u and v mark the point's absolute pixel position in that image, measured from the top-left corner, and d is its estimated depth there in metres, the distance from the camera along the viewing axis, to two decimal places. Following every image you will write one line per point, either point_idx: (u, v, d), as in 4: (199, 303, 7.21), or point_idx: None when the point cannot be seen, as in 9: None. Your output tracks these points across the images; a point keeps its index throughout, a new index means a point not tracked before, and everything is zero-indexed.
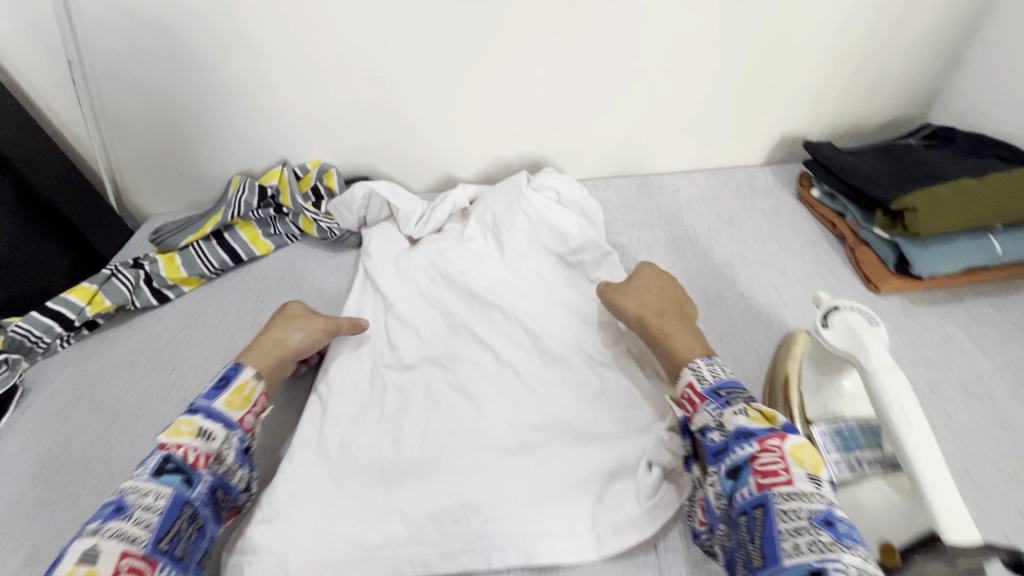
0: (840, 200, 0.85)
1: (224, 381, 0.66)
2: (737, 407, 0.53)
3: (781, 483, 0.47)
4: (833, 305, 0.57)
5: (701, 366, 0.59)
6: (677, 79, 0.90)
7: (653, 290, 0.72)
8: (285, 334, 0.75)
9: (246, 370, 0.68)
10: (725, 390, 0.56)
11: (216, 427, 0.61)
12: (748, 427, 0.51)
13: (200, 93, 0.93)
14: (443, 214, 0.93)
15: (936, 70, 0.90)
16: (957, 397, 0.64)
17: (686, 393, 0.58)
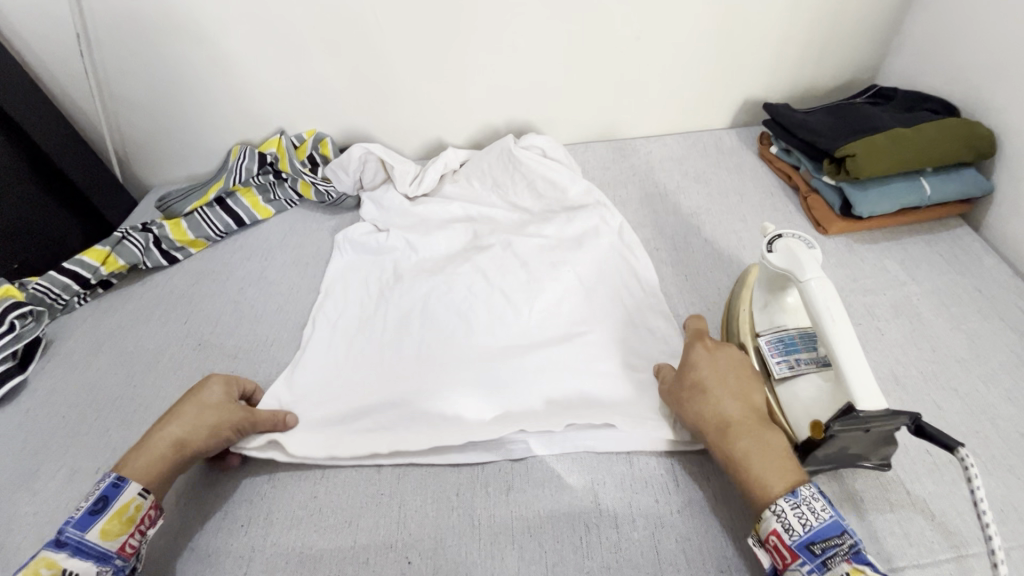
0: (795, 154, 0.93)
1: (99, 504, 0.53)
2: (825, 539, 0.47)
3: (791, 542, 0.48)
4: (778, 234, 0.65)
5: (790, 503, 0.49)
6: (647, 48, 0.98)
7: (717, 376, 0.60)
8: (171, 428, 0.60)
9: (131, 484, 0.56)
10: (819, 539, 0.47)
11: (84, 566, 0.51)
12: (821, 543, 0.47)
13: (198, 66, 0.98)
14: (435, 174, 0.99)
15: (881, 35, 0.98)
16: (890, 316, 0.73)
17: (771, 540, 0.49)
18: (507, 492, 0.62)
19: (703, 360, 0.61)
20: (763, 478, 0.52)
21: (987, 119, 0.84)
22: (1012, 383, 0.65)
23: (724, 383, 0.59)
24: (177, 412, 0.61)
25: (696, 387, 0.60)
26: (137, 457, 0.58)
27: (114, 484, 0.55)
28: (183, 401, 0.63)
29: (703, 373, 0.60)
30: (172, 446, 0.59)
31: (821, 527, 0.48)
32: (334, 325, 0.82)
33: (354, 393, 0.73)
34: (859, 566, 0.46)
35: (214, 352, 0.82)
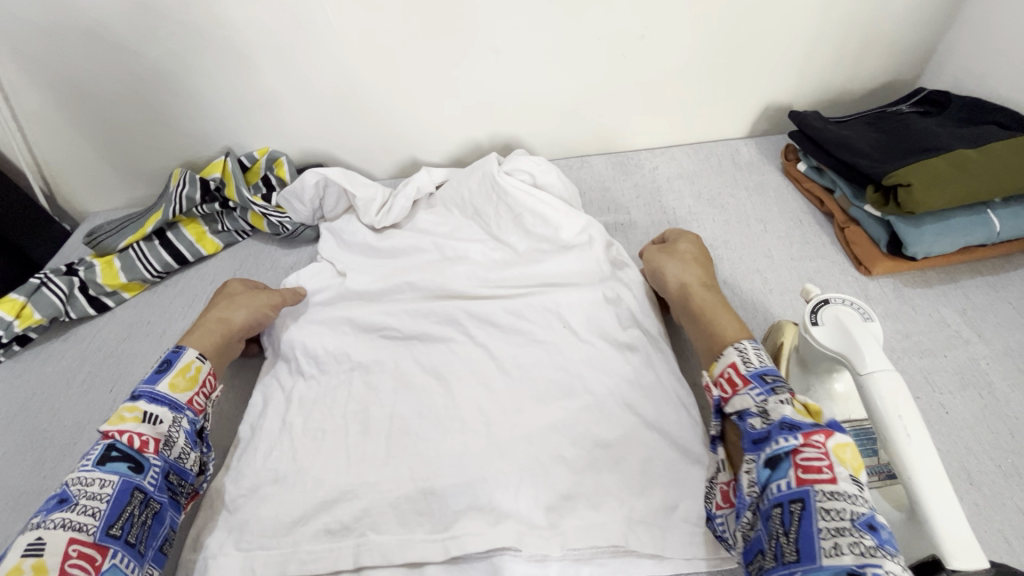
0: (828, 174, 0.79)
1: (166, 365, 0.61)
2: (785, 398, 0.48)
3: (825, 480, 0.42)
4: (826, 300, 0.52)
5: (748, 348, 0.53)
6: (652, 48, 0.83)
7: (693, 255, 0.70)
8: (227, 313, 0.70)
9: (190, 351, 0.63)
10: (772, 376, 0.51)
11: (162, 410, 0.57)
12: (794, 417, 0.46)
13: (123, 77, 0.83)
14: (406, 201, 0.85)
15: (930, 29, 0.83)
16: (954, 388, 0.59)
17: (725, 373, 0.53)
18: None
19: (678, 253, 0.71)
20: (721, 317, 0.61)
21: None
22: None
23: (701, 268, 0.68)
24: (219, 315, 0.69)
25: (689, 258, 0.69)
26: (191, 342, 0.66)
27: (177, 349, 0.63)
28: (223, 296, 0.72)
29: (687, 251, 0.70)
30: (224, 329, 0.68)
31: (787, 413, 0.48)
32: (284, 393, 0.69)
33: (302, 489, 0.60)
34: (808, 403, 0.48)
35: None
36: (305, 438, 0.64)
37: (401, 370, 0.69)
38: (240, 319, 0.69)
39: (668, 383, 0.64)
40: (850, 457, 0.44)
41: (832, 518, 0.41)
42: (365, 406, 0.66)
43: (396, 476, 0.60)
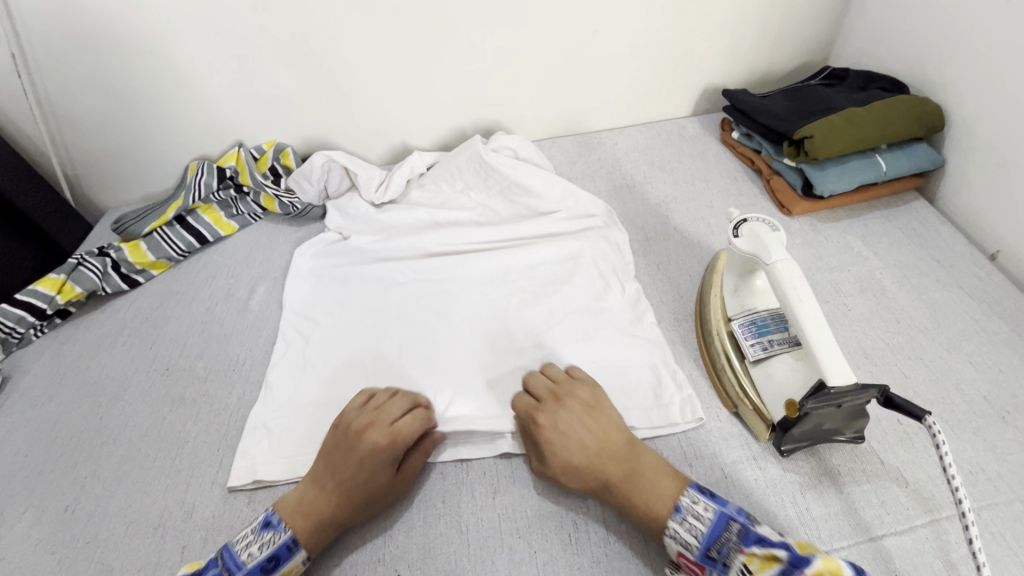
0: (755, 138, 0.95)
1: (271, 563, 0.54)
2: (737, 565, 0.50)
3: None
4: (743, 219, 0.66)
5: (677, 530, 0.53)
6: (605, 41, 0.98)
7: (571, 458, 0.58)
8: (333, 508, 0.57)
9: (298, 552, 0.55)
10: (715, 548, 0.52)
11: None
12: None
13: (147, 81, 0.94)
14: (402, 179, 0.98)
15: (830, 17, 1.01)
16: (855, 292, 0.75)
17: (681, 561, 0.53)
18: (494, 495, 0.62)
19: (553, 421, 0.60)
20: (653, 494, 0.56)
21: (933, 95, 0.87)
22: (972, 347, 0.67)
23: (579, 454, 0.58)
24: (351, 496, 0.57)
25: (566, 467, 0.58)
26: (314, 513, 0.56)
27: (288, 546, 0.55)
28: (376, 486, 0.58)
29: (555, 463, 0.59)
30: (353, 509, 0.57)
31: (710, 529, 0.53)
32: (307, 336, 0.80)
33: (333, 406, 0.72)
34: (758, 551, 0.50)
35: (183, 376, 0.79)
36: (330, 369, 0.76)
37: (407, 313, 0.81)
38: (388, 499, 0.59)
39: (630, 304, 0.77)
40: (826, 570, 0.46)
41: None
42: (379, 341, 0.78)
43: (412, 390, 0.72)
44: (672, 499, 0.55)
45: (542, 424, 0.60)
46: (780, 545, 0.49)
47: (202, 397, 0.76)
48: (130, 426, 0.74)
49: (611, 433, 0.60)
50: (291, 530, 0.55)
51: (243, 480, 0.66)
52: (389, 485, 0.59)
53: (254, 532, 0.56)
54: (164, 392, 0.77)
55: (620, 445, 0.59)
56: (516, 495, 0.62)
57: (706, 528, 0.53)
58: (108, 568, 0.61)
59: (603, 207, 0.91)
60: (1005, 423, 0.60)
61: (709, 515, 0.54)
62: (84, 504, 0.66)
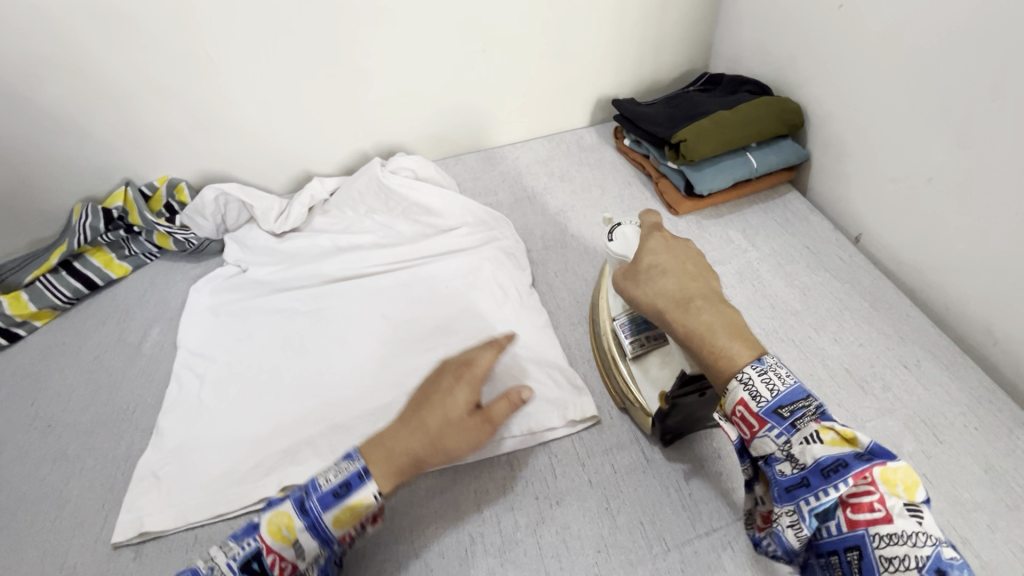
0: (643, 144, 0.99)
1: (343, 490, 0.52)
2: (807, 432, 0.48)
3: (880, 520, 0.43)
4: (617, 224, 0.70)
5: (753, 376, 0.51)
6: (494, 58, 1.01)
7: (665, 270, 0.61)
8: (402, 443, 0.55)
9: (371, 483, 0.52)
10: (788, 409, 0.49)
11: (312, 544, 0.51)
12: (824, 454, 0.46)
13: (16, 123, 0.89)
14: (302, 208, 0.97)
15: (703, 27, 1.08)
16: (735, 283, 0.79)
17: (738, 410, 0.51)
18: (392, 517, 0.60)
19: (665, 239, 0.65)
20: (719, 342, 0.55)
21: (794, 96, 0.94)
22: (837, 325, 0.72)
23: (668, 266, 0.62)
24: (432, 425, 0.56)
25: (652, 269, 0.62)
26: (381, 447, 0.55)
27: (360, 475, 0.52)
28: (452, 409, 0.57)
29: (645, 260, 0.63)
30: (426, 445, 0.55)
31: (788, 393, 0.50)
32: (202, 375, 0.78)
33: (228, 446, 0.69)
34: (834, 428, 0.47)
35: (67, 431, 0.74)
36: (226, 408, 0.73)
37: (307, 341, 0.80)
38: (459, 440, 0.56)
39: (528, 314, 0.79)
40: (900, 476, 0.45)
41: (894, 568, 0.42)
42: (278, 374, 0.76)
43: (310, 420, 0.71)
44: (752, 356, 0.53)
45: (667, 229, 0.66)
46: (867, 441, 0.46)
47: (87, 451, 0.72)
48: (4, 492, 0.68)
49: (713, 284, 0.61)
50: (365, 460, 0.53)
51: (128, 534, 0.62)
52: (472, 414, 0.57)
53: (337, 462, 0.54)
54: (45, 450, 0.72)
55: (712, 294, 0.59)
56: (414, 515, 0.60)
57: (783, 390, 0.50)
58: None
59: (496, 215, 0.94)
60: (865, 392, 0.65)
61: (789, 381, 0.51)
62: None
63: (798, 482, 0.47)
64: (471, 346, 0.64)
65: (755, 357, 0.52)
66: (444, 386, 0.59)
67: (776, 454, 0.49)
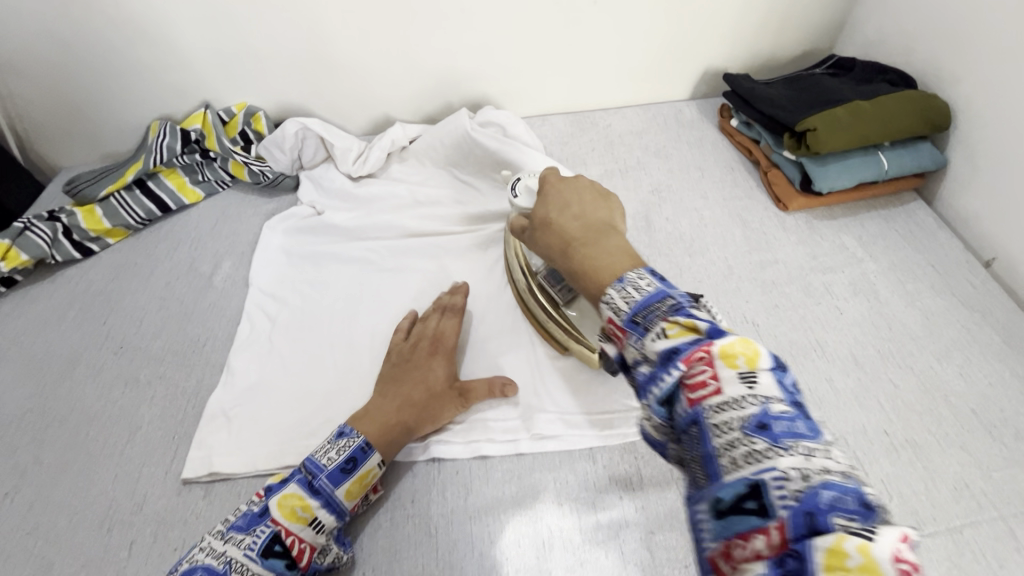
0: (755, 127, 0.90)
1: (350, 464, 0.54)
2: (654, 329, 0.41)
3: (710, 394, 0.37)
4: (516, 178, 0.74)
5: (612, 293, 0.44)
6: (604, 13, 0.92)
7: (557, 223, 0.57)
8: (387, 414, 0.58)
9: (373, 453, 0.55)
10: (641, 314, 0.42)
11: (329, 519, 0.52)
12: (667, 345, 0.39)
13: (98, 29, 0.85)
14: (381, 152, 0.92)
15: (841, 2, 0.96)
16: (847, 295, 0.72)
17: (607, 327, 0.44)
18: (465, 496, 0.58)
19: (556, 184, 0.62)
20: (596, 255, 0.51)
21: (939, 93, 0.84)
22: (962, 358, 0.66)
23: (556, 212, 0.59)
24: (420, 400, 0.60)
25: (544, 223, 0.59)
26: (370, 417, 0.58)
27: (365, 449, 0.55)
28: (435, 380, 0.61)
29: (538, 213, 0.60)
30: (416, 415, 0.59)
31: (645, 298, 0.43)
32: (274, 318, 0.76)
33: (299, 396, 0.67)
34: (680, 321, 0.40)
35: (138, 355, 0.74)
36: (299, 355, 0.71)
37: (383, 297, 0.77)
38: (446, 408, 0.61)
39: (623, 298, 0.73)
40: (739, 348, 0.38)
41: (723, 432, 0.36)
42: (351, 327, 0.74)
43: None
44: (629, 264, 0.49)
45: (554, 179, 0.63)
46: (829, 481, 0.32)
47: (158, 379, 0.71)
48: (78, 408, 0.69)
49: (601, 216, 0.58)
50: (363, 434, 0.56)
51: (200, 470, 0.62)
52: (453, 385, 0.62)
53: (334, 439, 0.56)
54: (117, 371, 0.72)
55: (602, 223, 0.56)
56: (490, 496, 0.58)
57: (757, 410, 0.36)
58: (50, 562, 0.57)
59: None
60: (991, 438, 0.59)
61: (648, 288, 0.44)
62: (25, 491, 0.62)
63: (648, 380, 0.40)
64: (436, 314, 0.68)
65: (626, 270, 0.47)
66: (422, 358, 0.63)
67: (638, 359, 0.41)
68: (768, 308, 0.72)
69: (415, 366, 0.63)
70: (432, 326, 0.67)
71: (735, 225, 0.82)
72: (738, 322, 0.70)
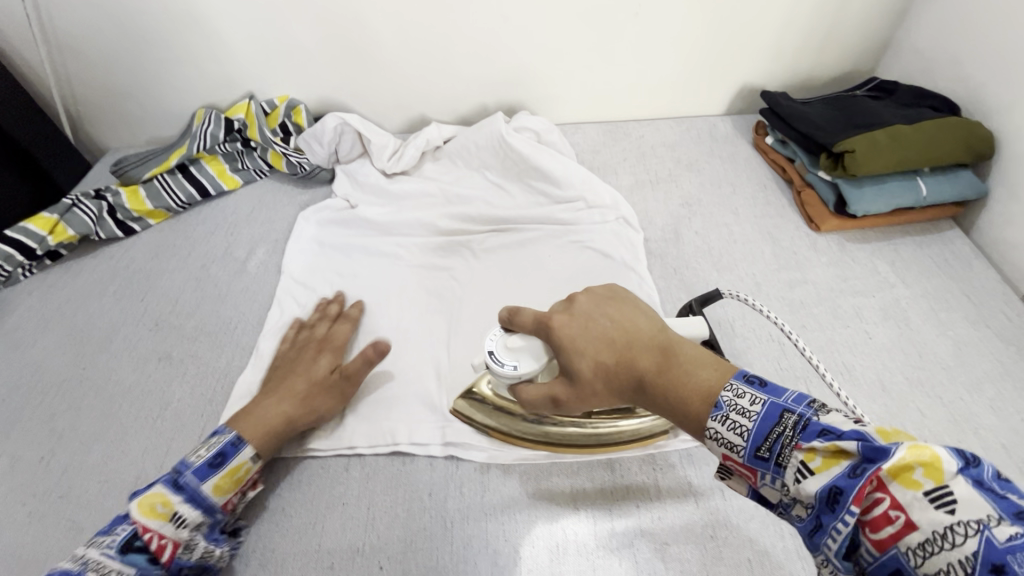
0: (790, 146, 0.90)
1: (218, 459, 0.56)
2: (794, 465, 0.38)
3: (903, 531, 0.33)
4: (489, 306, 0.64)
5: (716, 427, 0.41)
6: (645, 26, 0.93)
7: (598, 357, 0.48)
8: (284, 404, 0.61)
9: (247, 447, 0.57)
10: (765, 447, 0.39)
11: (194, 513, 0.53)
12: (825, 484, 0.36)
13: (154, 18, 0.89)
14: (416, 150, 0.93)
15: (885, 24, 0.95)
16: (878, 320, 0.72)
17: (728, 463, 0.42)
18: (482, 493, 0.59)
19: (564, 324, 0.51)
20: (688, 380, 0.45)
21: (984, 121, 0.82)
22: (994, 392, 0.64)
23: (606, 353, 0.48)
24: (299, 390, 0.62)
25: (584, 384, 0.49)
26: (253, 415, 0.60)
27: (235, 443, 0.57)
28: (315, 373, 0.64)
29: (581, 368, 0.49)
30: (329, 405, 0.62)
31: (759, 425, 0.40)
32: (303, 306, 0.77)
33: None
34: (820, 447, 0.37)
35: (172, 333, 0.76)
36: None
37: (411, 292, 0.78)
38: (328, 397, 0.63)
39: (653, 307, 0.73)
40: (911, 461, 0.34)
41: (933, 553, 0.31)
42: (377, 319, 0.75)
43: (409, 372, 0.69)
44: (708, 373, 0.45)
45: (559, 315, 0.51)
46: (852, 437, 0.36)
47: (190, 357, 0.73)
48: (113, 381, 0.71)
49: (646, 333, 0.49)
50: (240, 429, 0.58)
51: None
52: (332, 375, 0.64)
53: (205, 440, 0.57)
54: (151, 347, 0.75)
55: (654, 331, 0.49)
56: (506, 496, 0.58)
57: (755, 426, 0.40)
58: (80, 526, 0.59)
59: (617, 197, 0.87)
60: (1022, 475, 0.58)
61: (757, 409, 0.40)
62: (59, 457, 0.64)
63: (812, 530, 0.37)
64: (325, 324, 0.72)
65: (709, 405, 0.42)
66: (306, 359, 0.66)
67: (795, 512, 0.39)
68: (795, 328, 0.71)
69: (301, 366, 0.65)
70: (318, 331, 0.71)
71: (765, 243, 0.82)
72: (764, 340, 0.70)
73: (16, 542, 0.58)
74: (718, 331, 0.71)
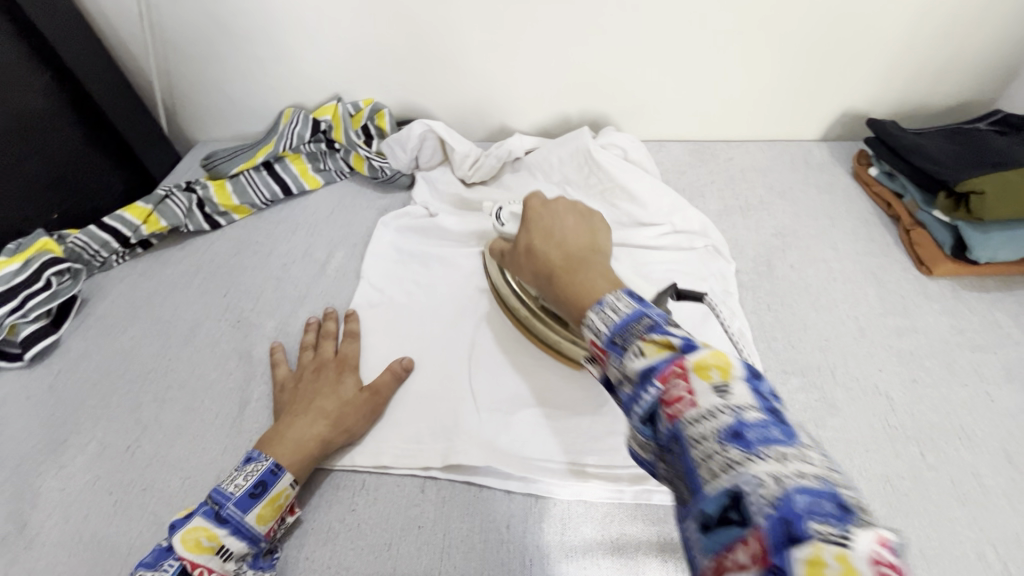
0: (899, 180, 0.84)
1: (259, 488, 0.54)
2: (630, 352, 0.35)
3: (687, 407, 0.31)
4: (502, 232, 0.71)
5: (594, 318, 0.39)
6: (745, 44, 0.88)
7: (577, 320, 0.44)
8: (314, 428, 0.60)
9: (285, 473, 0.56)
10: (621, 339, 0.36)
11: (240, 545, 0.52)
12: (645, 365, 0.34)
13: (254, 19, 0.90)
14: (496, 162, 0.92)
15: (1013, 53, 0.88)
16: (1001, 380, 0.65)
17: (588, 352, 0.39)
18: (562, 533, 0.56)
19: (566, 287, 0.46)
20: None
21: None
22: None
23: (541, 240, 0.55)
24: (332, 411, 0.62)
25: None
26: (290, 440, 0.59)
27: (273, 471, 0.55)
28: (344, 393, 0.64)
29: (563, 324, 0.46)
30: (355, 424, 0.62)
31: (632, 318, 0.37)
32: (381, 314, 0.77)
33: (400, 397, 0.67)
34: (658, 339, 0.34)
35: (252, 331, 0.77)
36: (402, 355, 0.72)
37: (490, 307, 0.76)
38: (359, 416, 0.63)
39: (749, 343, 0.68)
40: (713, 359, 0.32)
41: (698, 438, 0.30)
42: (456, 334, 0.74)
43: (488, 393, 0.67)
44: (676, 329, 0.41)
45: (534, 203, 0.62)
46: (766, 413, 0.30)
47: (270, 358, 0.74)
48: (196, 375, 0.72)
49: (622, 303, 0.44)
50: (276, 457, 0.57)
51: None
52: (360, 394, 0.64)
53: (241, 468, 0.56)
54: (232, 343, 0.76)
55: (583, 249, 0.52)
56: (588, 537, 0.56)
57: (622, 322, 0.37)
58: (162, 520, 0.60)
59: (705, 223, 0.83)
60: None
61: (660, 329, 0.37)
62: (145, 447, 0.66)
63: (630, 409, 0.35)
64: (331, 342, 0.72)
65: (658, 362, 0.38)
66: (326, 379, 0.66)
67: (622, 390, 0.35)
68: (905, 381, 0.65)
69: (322, 387, 0.65)
70: (324, 351, 0.70)
71: (868, 283, 0.76)
72: (869, 392, 0.65)
73: (102, 529, 0.59)
74: (818, 377, 0.66)
